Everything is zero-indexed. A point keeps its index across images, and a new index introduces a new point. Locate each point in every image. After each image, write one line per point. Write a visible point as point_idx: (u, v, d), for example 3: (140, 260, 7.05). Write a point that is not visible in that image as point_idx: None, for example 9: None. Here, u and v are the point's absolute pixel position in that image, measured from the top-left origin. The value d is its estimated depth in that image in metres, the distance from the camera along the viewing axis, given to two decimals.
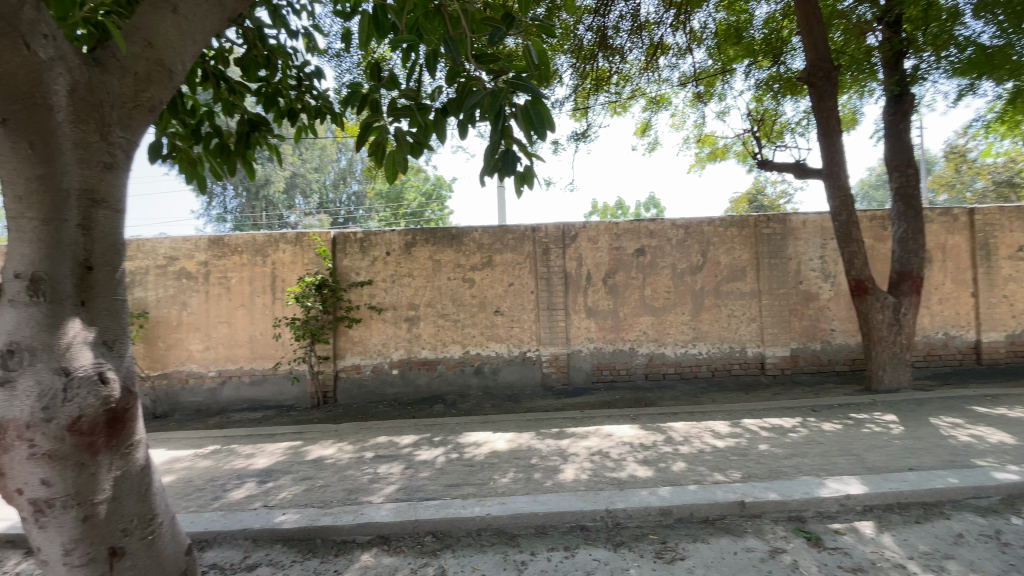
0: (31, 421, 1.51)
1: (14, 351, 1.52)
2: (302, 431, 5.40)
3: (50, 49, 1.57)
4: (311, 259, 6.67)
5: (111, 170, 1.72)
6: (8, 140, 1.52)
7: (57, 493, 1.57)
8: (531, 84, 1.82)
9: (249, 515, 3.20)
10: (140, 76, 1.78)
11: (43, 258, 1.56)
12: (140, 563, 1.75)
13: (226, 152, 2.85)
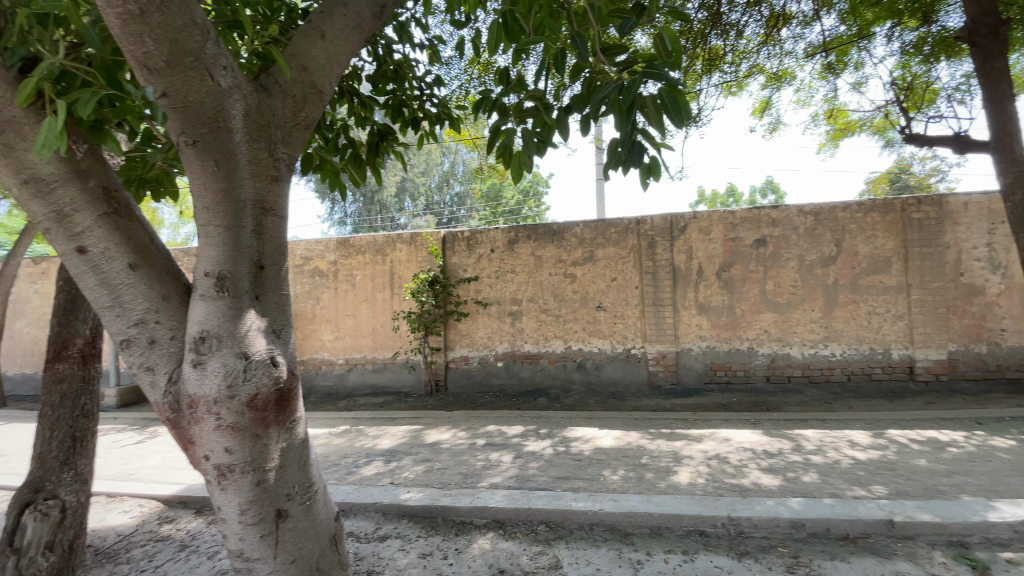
0: (219, 398, 1.72)
1: (205, 338, 1.74)
2: (418, 417, 5.80)
3: (229, 78, 1.72)
4: (423, 256, 7.12)
5: (276, 182, 1.91)
6: (199, 158, 1.69)
7: (237, 460, 1.79)
8: (665, 75, 1.69)
9: (378, 490, 3.52)
10: (298, 98, 1.99)
11: (227, 258, 1.79)
12: (299, 524, 1.99)
13: (358, 159, 3.10)
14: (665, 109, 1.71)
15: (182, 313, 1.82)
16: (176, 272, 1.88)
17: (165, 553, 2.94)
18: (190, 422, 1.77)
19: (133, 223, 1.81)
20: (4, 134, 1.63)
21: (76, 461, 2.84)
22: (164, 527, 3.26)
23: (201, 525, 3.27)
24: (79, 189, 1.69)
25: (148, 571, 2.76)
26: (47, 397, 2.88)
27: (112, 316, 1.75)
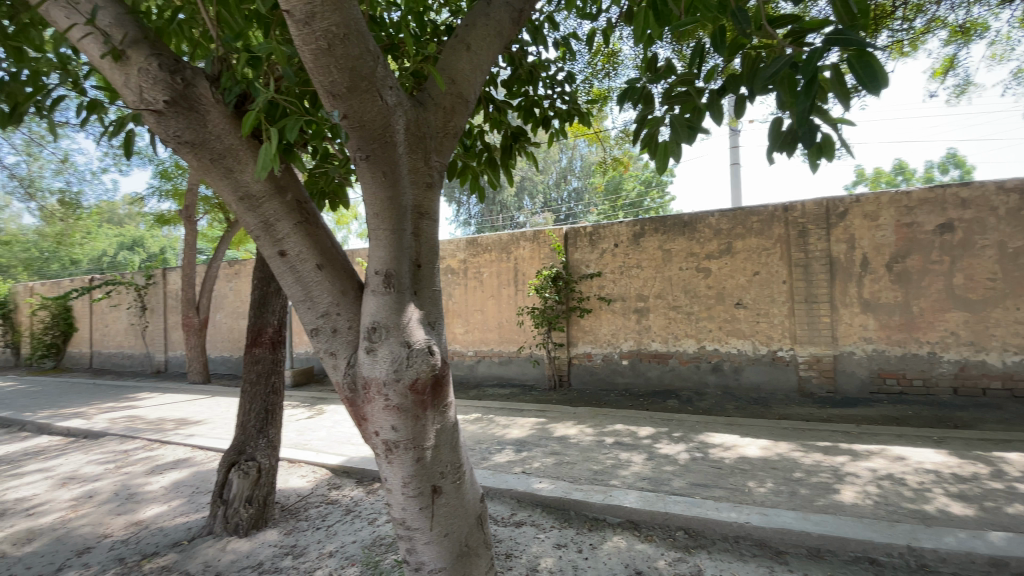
0: (387, 381, 1.94)
1: (376, 328, 1.96)
2: (545, 410, 5.92)
3: (394, 97, 1.92)
4: (547, 253, 7.23)
5: (430, 188, 2.10)
6: (371, 171, 1.90)
7: (402, 437, 2.00)
8: (858, 35, 1.50)
9: (512, 478, 3.67)
10: (448, 109, 2.15)
11: (392, 257, 2.01)
12: (452, 502, 2.16)
13: (492, 162, 3.26)
14: (860, 76, 1.54)
15: (357, 307, 2.08)
16: (351, 270, 2.15)
17: (334, 515, 3.39)
18: (364, 401, 2.00)
19: (318, 229, 2.09)
20: (224, 159, 1.89)
21: (268, 430, 3.40)
22: (331, 492, 3.75)
23: (361, 493, 3.70)
24: (279, 203, 1.97)
25: (323, 529, 3.20)
26: (247, 374, 3.48)
27: (304, 308, 2.05)
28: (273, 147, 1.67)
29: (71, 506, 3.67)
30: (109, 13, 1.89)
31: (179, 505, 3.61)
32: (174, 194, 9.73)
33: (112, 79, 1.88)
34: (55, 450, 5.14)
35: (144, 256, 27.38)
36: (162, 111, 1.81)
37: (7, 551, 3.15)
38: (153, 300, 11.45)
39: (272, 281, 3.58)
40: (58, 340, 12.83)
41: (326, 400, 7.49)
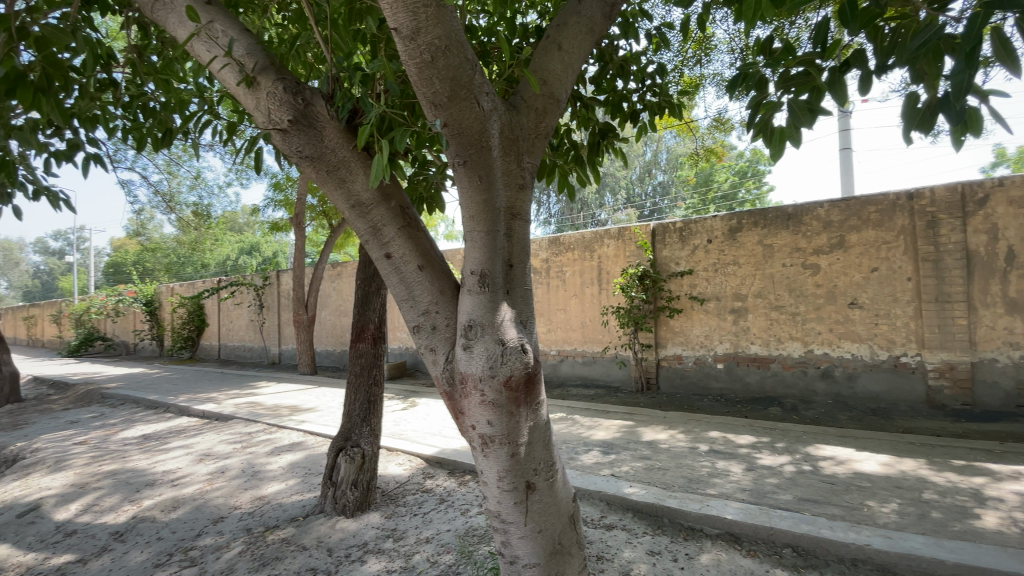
0: (483, 377, 1.98)
1: (472, 325, 2.02)
2: (632, 413, 5.78)
3: (490, 102, 1.98)
4: (633, 251, 7.05)
5: (523, 189, 2.13)
6: (468, 175, 1.97)
7: (497, 432, 2.04)
8: None
9: (601, 480, 3.63)
10: (540, 110, 2.18)
11: (487, 257, 2.05)
12: (545, 499, 2.18)
13: (579, 160, 3.24)
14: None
15: (454, 305, 2.17)
16: (448, 270, 2.24)
17: (429, 503, 3.56)
18: (461, 395, 2.07)
19: (419, 232, 2.21)
20: (338, 170, 2.04)
21: (371, 419, 3.66)
22: (426, 481, 3.94)
23: (454, 484, 3.86)
24: (385, 210, 2.11)
25: (420, 516, 3.38)
26: (352, 366, 3.76)
27: (407, 306, 2.17)
28: (385, 156, 1.74)
29: (208, 479, 4.20)
30: (241, 42, 2.06)
31: (295, 484, 3.99)
32: (286, 203, 10.79)
33: (244, 102, 2.07)
34: (194, 430, 5.92)
35: (259, 260, 30.63)
36: (286, 130, 1.99)
37: (162, 514, 3.67)
38: (269, 299, 12.78)
39: (373, 282, 3.83)
40: (194, 333, 14.76)
41: (417, 394, 7.89)
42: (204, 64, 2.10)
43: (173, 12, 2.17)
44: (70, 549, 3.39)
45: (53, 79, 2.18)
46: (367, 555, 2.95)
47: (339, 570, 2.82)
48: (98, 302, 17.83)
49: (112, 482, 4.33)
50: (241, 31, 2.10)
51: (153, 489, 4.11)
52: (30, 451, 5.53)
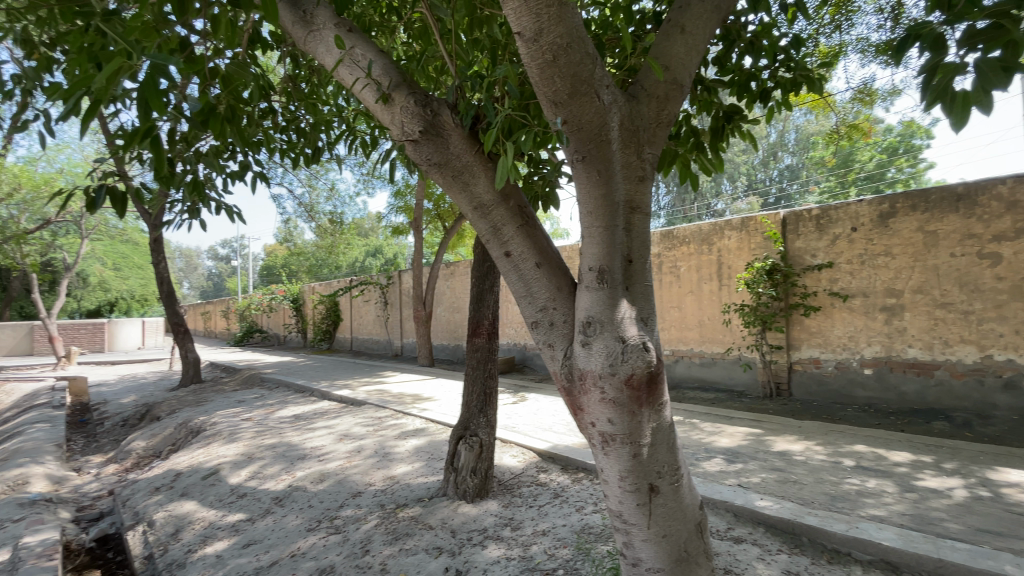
0: (603, 374, 1.94)
1: (590, 322, 1.98)
2: (759, 420, 5.32)
3: (610, 95, 1.95)
4: (758, 243, 6.47)
5: (643, 181, 2.05)
6: (587, 171, 1.95)
7: (618, 431, 1.99)
8: None
9: (726, 489, 3.39)
10: (662, 97, 2.09)
11: (605, 253, 1.99)
12: (669, 502, 2.09)
13: (701, 146, 3.04)
14: None
15: (572, 302, 2.14)
16: (565, 267, 2.23)
17: (544, 496, 3.62)
18: (580, 392, 2.03)
19: (537, 230, 2.22)
20: (462, 175, 2.14)
21: (487, 411, 3.78)
22: (541, 475, 4.01)
23: (568, 480, 3.87)
24: (505, 210, 2.15)
25: (535, 508, 3.45)
26: (469, 360, 3.93)
27: (525, 302, 2.18)
28: (509, 158, 1.75)
29: (347, 457, 4.69)
30: (378, 63, 2.24)
31: (420, 467, 4.30)
32: (405, 209, 11.65)
33: (381, 118, 2.25)
34: (334, 412, 6.66)
35: (382, 261, 33.55)
36: (417, 140, 2.14)
37: (311, 485, 4.19)
38: (392, 297, 13.92)
39: (488, 278, 3.95)
40: (331, 327, 16.61)
41: (528, 389, 8.05)
42: (347, 86, 2.31)
43: (321, 42, 2.36)
44: (243, 508, 4.01)
45: (234, 109, 2.52)
46: (487, 541, 3.09)
47: (462, 552, 2.99)
48: (257, 299, 20.88)
49: (272, 453, 5.04)
50: (378, 52, 2.27)
51: (304, 462, 4.70)
52: (212, 423, 6.65)
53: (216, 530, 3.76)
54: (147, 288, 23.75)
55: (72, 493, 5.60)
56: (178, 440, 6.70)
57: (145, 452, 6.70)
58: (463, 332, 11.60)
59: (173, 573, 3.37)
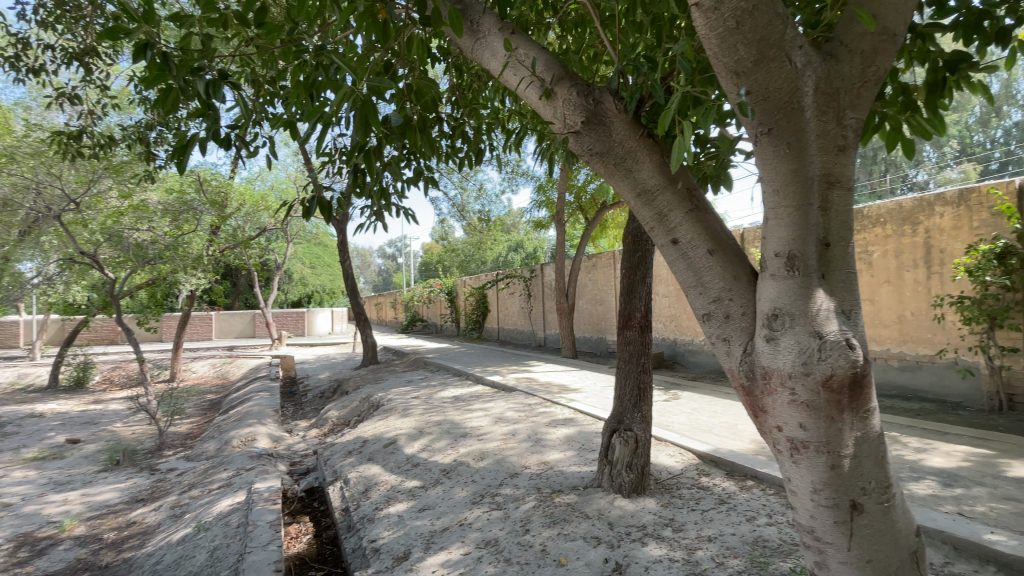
0: (793, 373, 1.73)
1: (778, 315, 1.76)
2: (985, 439, 4.31)
3: (803, 57, 1.73)
4: (984, 220, 5.27)
5: (842, 152, 1.76)
6: (776, 147, 1.74)
7: (813, 437, 1.75)
8: None
9: (942, 517, 2.81)
10: (868, 52, 1.79)
11: (797, 236, 1.75)
12: (876, 524, 1.79)
13: (913, 105, 2.53)
14: None
15: (752, 293, 1.89)
16: (743, 254, 1.96)
17: (708, 501, 3.40)
18: (764, 392, 1.83)
19: (709, 215, 1.97)
20: (625, 161, 1.97)
21: (642, 406, 3.63)
22: (702, 478, 3.78)
23: (734, 487, 3.59)
24: (672, 194, 1.92)
25: (698, 512, 3.27)
26: (621, 354, 3.80)
27: (696, 293, 1.97)
28: (687, 141, 1.63)
29: (503, 439, 4.97)
30: (541, 59, 2.22)
31: (573, 456, 4.37)
32: (547, 203, 11.86)
33: (543, 114, 2.22)
34: (488, 396, 7.11)
35: (523, 255, 34.85)
36: (579, 132, 2.04)
37: (473, 462, 4.53)
38: (535, 289, 14.34)
39: (639, 269, 3.78)
40: (480, 318, 17.77)
41: (679, 386, 7.65)
42: (512, 87, 2.32)
43: (487, 48, 2.42)
44: (416, 476, 4.51)
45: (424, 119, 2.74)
46: (647, 538, 3.01)
47: (621, 545, 2.96)
48: (417, 292, 23.27)
49: (438, 429, 5.57)
50: (540, 49, 2.25)
51: (465, 440, 5.10)
52: (386, 400, 7.59)
53: (396, 493, 4.29)
54: (332, 282, 28.02)
55: (287, 449, 6.89)
56: (361, 412, 7.79)
57: (337, 420, 7.94)
58: (607, 325, 11.47)
59: (365, 526, 3.93)
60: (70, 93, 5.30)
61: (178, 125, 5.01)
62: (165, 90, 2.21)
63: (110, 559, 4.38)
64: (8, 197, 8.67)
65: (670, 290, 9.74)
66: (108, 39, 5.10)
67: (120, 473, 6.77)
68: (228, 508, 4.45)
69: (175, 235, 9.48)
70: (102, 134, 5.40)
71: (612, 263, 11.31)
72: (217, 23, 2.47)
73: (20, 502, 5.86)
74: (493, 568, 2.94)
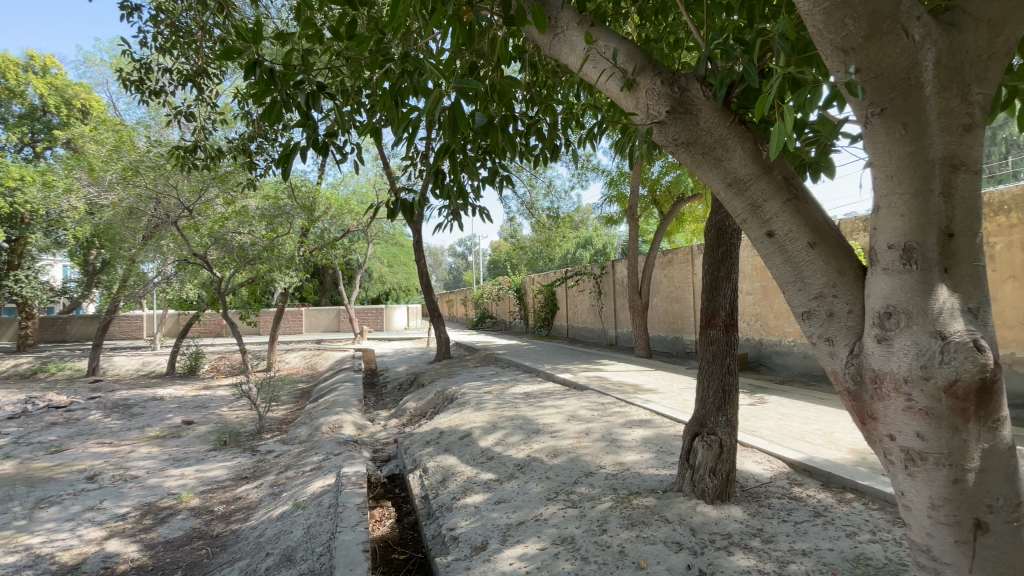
0: (910, 377, 1.53)
1: (891, 313, 1.57)
2: None
3: (922, 28, 1.53)
4: None
5: (969, 132, 1.53)
6: (889, 129, 1.56)
7: (932, 449, 1.54)
8: None
9: None
10: (997, 21, 1.57)
11: (916, 226, 1.55)
12: (1009, 550, 1.55)
13: None
14: None
15: (860, 289, 1.70)
16: (849, 248, 1.77)
17: (801, 513, 3.17)
18: (874, 397, 1.64)
19: (809, 205, 1.80)
20: (714, 150, 1.85)
21: (727, 410, 3.46)
22: (794, 488, 3.53)
23: (831, 500, 3.32)
24: (767, 182, 1.78)
25: (791, 523, 3.06)
26: (703, 354, 3.62)
27: (794, 290, 1.81)
28: (788, 125, 1.52)
29: (577, 437, 4.94)
30: (622, 50, 2.15)
31: (650, 458, 4.25)
32: (619, 198, 11.62)
33: (625, 106, 2.15)
34: (560, 394, 7.11)
35: (592, 251, 34.42)
36: (664, 121, 1.96)
37: (547, 458, 4.54)
38: (606, 286, 14.10)
39: (724, 264, 3.59)
40: (549, 315, 17.78)
41: (764, 390, 7.19)
42: (592, 81, 2.27)
43: (566, 43, 2.39)
44: (492, 469, 4.60)
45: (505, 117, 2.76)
46: (734, 547, 2.87)
47: (705, 553, 2.84)
48: (487, 289, 23.70)
49: (512, 424, 5.65)
50: (622, 39, 2.18)
51: (539, 436, 5.13)
52: (461, 393, 7.81)
53: (472, 485, 4.41)
54: (407, 280, 29.29)
55: (370, 437, 7.30)
56: (436, 405, 8.09)
57: (415, 412, 8.30)
58: (683, 324, 11.04)
59: (443, 514, 4.07)
60: (186, 111, 5.92)
61: (276, 136, 5.44)
62: (271, 102, 2.41)
63: (221, 529, 4.89)
64: (135, 205, 9.88)
65: (755, 287, 9.18)
66: (217, 61, 5.64)
67: (227, 452, 7.52)
68: (319, 489, 4.80)
69: (270, 237, 10.35)
70: (213, 147, 5.99)
71: (689, 258, 10.85)
72: (313, 37, 2.65)
73: (148, 473, 6.69)
74: (571, 565, 2.93)
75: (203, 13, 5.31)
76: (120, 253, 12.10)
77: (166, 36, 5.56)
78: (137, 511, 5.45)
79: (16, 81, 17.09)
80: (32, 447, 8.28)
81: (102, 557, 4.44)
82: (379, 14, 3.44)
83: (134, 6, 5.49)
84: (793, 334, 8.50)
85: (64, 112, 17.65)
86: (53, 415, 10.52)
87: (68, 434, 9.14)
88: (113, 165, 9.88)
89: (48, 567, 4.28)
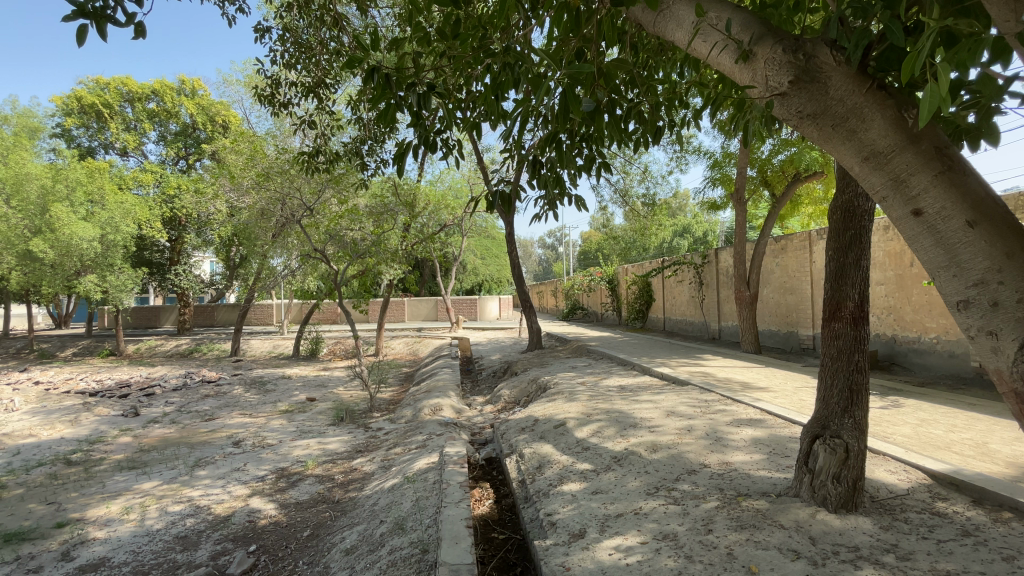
0: None
1: None
2: None
3: None
4: None
5: None
6: None
7: None
8: None
9: None
10: None
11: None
12: None
13: None
14: None
15: None
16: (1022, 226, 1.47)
17: (946, 530, 2.79)
18: None
19: (968, 176, 1.54)
20: (847, 121, 1.66)
21: (854, 411, 3.11)
22: (936, 502, 3.10)
23: (984, 518, 2.88)
24: (914, 153, 1.55)
25: (932, 541, 2.70)
26: (828, 349, 3.30)
27: (948, 276, 1.56)
28: (942, 90, 1.31)
29: (677, 433, 4.76)
30: (737, 19, 2.00)
31: (761, 460, 3.98)
32: (724, 180, 10.86)
33: (740, 80, 2.02)
34: (658, 388, 6.89)
35: (692, 239, 32.93)
36: (786, 93, 1.80)
37: (646, 453, 4.43)
38: (709, 276, 13.33)
39: (851, 250, 3.22)
40: (643, 307, 17.21)
41: (898, 392, 6.36)
42: (703, 57, 2.15)
43: (672, 19, 2.29)
44: (588, 459, 4.60)
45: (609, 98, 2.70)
46: (862, 562, 2.60)
47: (827, 565, 2.61)
48: (579, 280, 23.53)
49: (607, 417, 5.58)
50: (735, 8, 2.04)
51: (636, 430, 5.02)
52: (555, 383, 7.89)
53: (568, 473, 4.45)
54: (500, 270, 30.21)
55: (468, 421, 7.65)
56: (530, 393, 8.24)
57: (510, 399, 8.54)
58: (798, 318, 10.12)
59: (541, 499, 4.14)
60: (307, 121, 6.57)
61: (385, 137, 5.87)
62: (386, 105, 2.60)
63: (340, 496, 5.44)
64: (267, 207, 11.24)
65: (887, 276, 8.14)
66: (333, 71, 6.16)
67: (343, 428, 8.30)
68: (424, 467, 5.15)
69: (377, 233, 11.18)
70: (331, 151, 6.52)
71: (806, 245, 9.86)
72: (422, 40, 2.80)
73: (279, 443, 7.61)
74: (673, 562, 2.84)
75: (321, 29, 5.85)
76: (255, 249, 13.82)
77: (290, 52, 6.17)
78: (272, 474, 6.24)
79: (172, 103, 20.06)
80: (191, 414, 9.82)
81: (247, 512, 5.14)
82: (480, 12, 3.54)
83: (266, 28, 6.16)
84: (935, 329, 7.43)
85: (209, 127, 20.52)
86: (206, 388, 12.35)
87: (218, 405, 10.69)
88: (249, 171, 11.17)
89: (206, 516, 5.07)
